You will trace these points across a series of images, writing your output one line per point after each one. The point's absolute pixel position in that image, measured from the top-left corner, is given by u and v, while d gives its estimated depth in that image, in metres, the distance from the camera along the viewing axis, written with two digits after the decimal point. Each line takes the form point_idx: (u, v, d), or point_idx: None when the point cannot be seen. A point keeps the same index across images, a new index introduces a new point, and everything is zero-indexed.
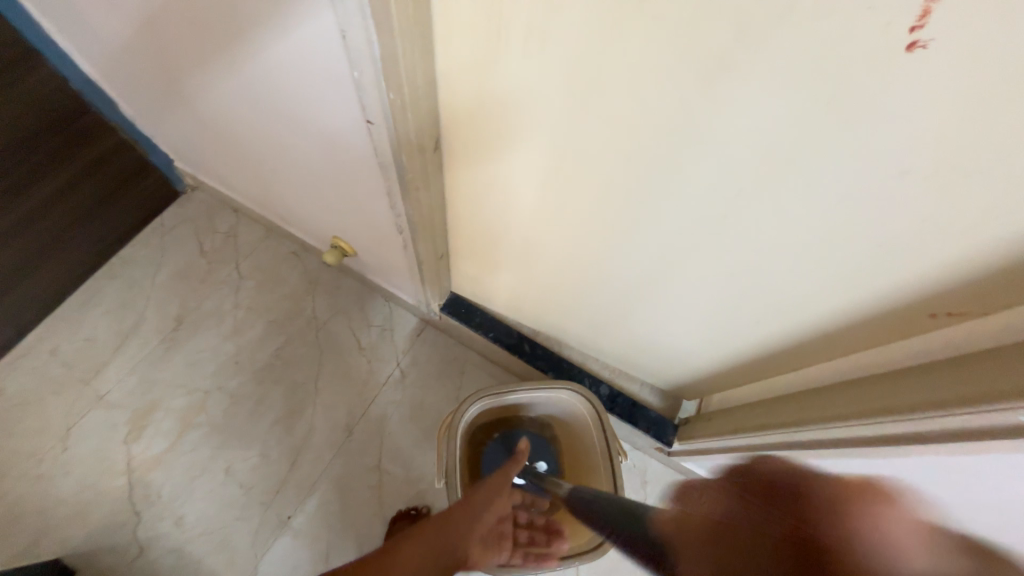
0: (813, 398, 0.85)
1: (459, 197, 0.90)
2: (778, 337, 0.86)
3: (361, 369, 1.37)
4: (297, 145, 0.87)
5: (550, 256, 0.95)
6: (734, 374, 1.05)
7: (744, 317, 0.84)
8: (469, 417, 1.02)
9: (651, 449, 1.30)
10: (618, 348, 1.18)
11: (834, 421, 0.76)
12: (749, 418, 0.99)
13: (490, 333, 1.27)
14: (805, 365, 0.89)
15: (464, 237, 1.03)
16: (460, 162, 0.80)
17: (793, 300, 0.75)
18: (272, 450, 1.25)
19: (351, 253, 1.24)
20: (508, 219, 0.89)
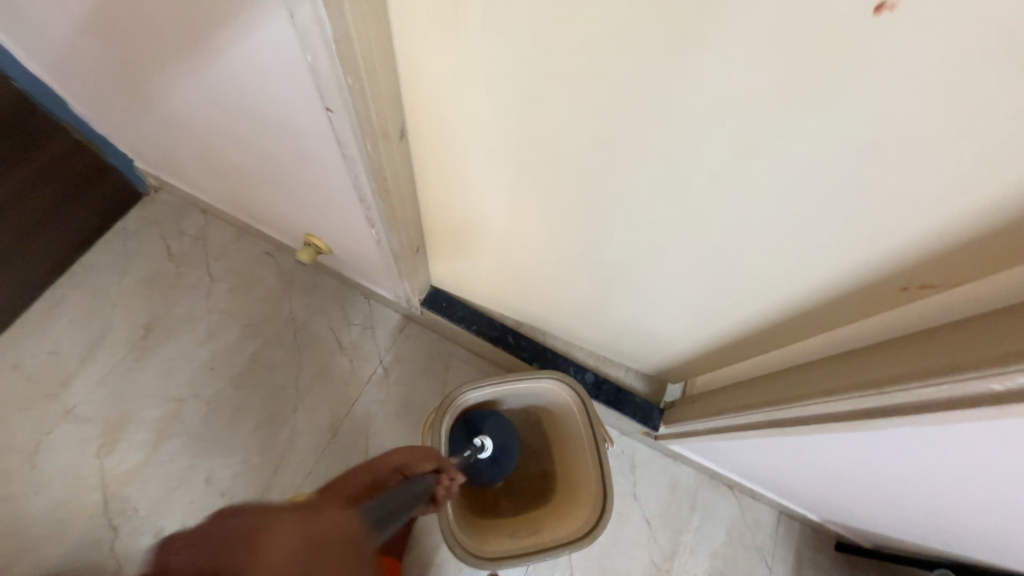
0: (794, 376, 0.85)
1: (432, 188, 0.87)
2: (759, 317, 0.86)
3: (343, 369, 1.34)
4: (258, 140, 0.83)
5: (529, 245, 0.93)
6: (716, 355, 1.06)
7: (723, 298, 0.84)
8: (452, 414, 1.00)
9: (639, 434, 1.31)
10: (602, 335, 1.18)
11: (817, 397, 0.77)
12: (734, 399, 0.99)
13: (473, 326, 1.25)
14: (785, 343, 0.90)
15: (440, 229, 1.00)
16: (432, 152, 0.77)
17: (771, 279, 0.75)
18: (254, 456, 1.22)
19: (326, 250, 1.20)
20: (484, 209, 0.87)
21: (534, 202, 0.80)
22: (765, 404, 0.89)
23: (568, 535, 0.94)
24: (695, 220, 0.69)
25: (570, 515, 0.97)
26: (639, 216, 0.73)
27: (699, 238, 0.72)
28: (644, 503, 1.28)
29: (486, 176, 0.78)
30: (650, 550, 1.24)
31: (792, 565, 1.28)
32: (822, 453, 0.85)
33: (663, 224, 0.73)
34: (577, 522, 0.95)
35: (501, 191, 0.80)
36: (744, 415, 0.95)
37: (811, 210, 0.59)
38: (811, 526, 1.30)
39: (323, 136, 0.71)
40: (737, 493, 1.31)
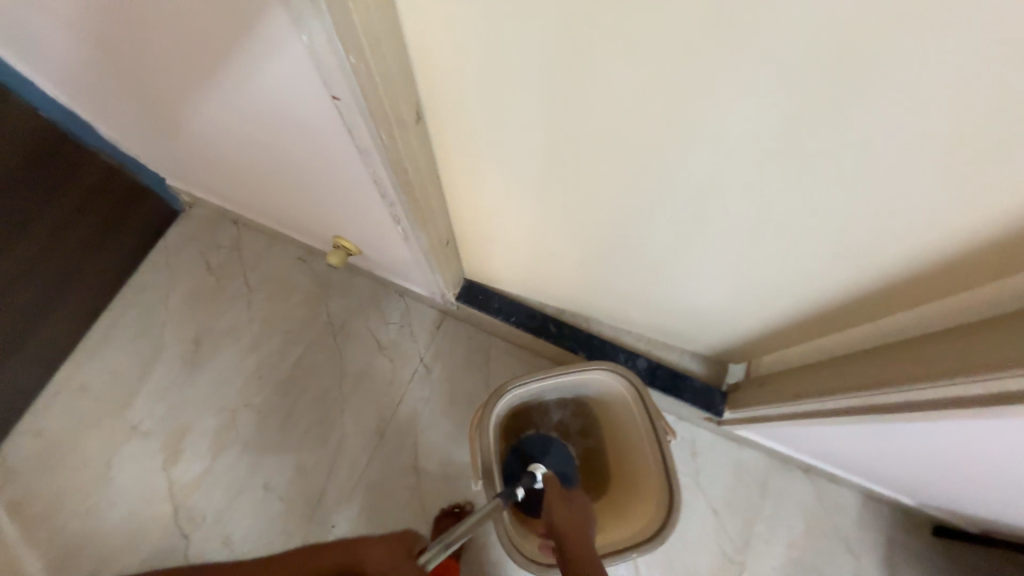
0: (892, 352, 0.73)
1: (458, 174, 0.80)
2: (844, 287, 0.74)
3: (385, 370, 1.32)
4: (272, 144, 0.79)
5: (570, 227, 0.85)
6: (786, 332, 0.94)
7: (797, 268, 0.73)
8: (498, 417, 0.95)
9: (699, 419, 1.21)
10: (654, 318, 1.08)
11: (936, 378, 0.64)
12: (814, 381, 0.88)
13: (511, 317, 1.19)
14: (875, 314, 0.77)
15: (469, 217, 0.94)
16: (454, 133, 0.69)
17: (868, 240, 0.62)
18: (306, 461, 1.23)
19: (355, 251, 1.17)
20: (515, 191, 0.79)
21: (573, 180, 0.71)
22: (864, 387, 0.76)
23: (636, 538, 0.86)
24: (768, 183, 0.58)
25: (636, 516, 0.90)
26: (696, 183, 0.62)
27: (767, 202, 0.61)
28: (710, 491, 1.19)
29: (516, 156, 0.69)
30: (721, 542, 1.15)
31: (884, 554, 1.16)
32: (935, 441, 0.72)
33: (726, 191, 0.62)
34: (644, 523, 0.87)
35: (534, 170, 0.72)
36: (835, 399, 0.82)
37: (931, 155, 0.46)
38: (903, 509, 1.17)
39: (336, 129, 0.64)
40: (814, 477, 1.20)
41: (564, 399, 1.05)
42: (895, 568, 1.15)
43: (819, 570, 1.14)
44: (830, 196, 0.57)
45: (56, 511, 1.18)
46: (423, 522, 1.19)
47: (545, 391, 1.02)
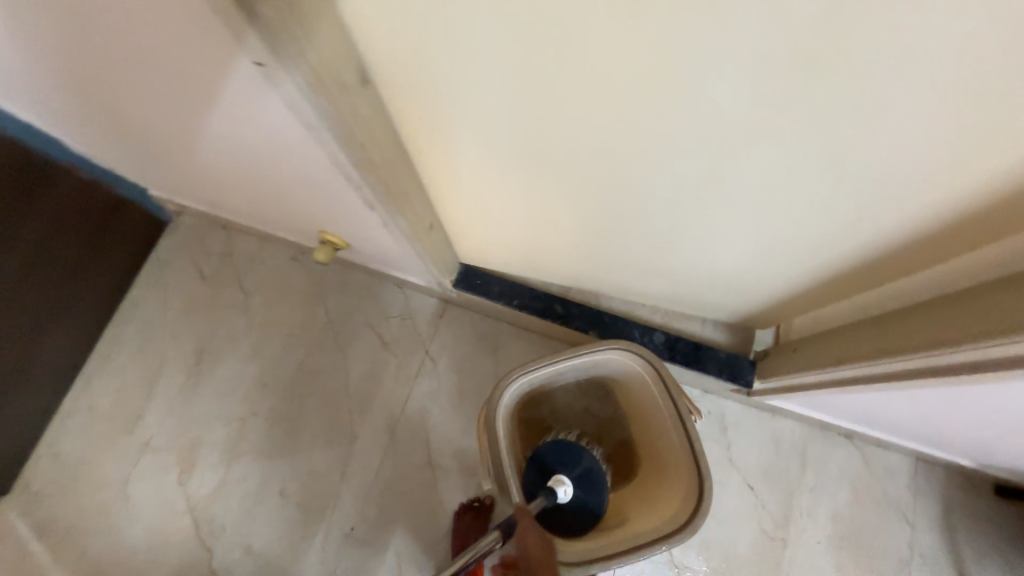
0: (949, 305, 0.63)
1: (431, 149, 0.72)
2: (885, 232, 0.63)
3: (390, 366, 1.27)
4: (223, 139, 0.71)
5: (563, 197, 0.75)
6: (818, 290, 0.84)
7: (830, 216, 0.63)
8: (508, 409, 0.89)
9: (726, 391, 1.13)
10: (668, 287, 0.99)
11: (997, 336, 0.54)
12: (856, 343, 0.78)
13: (514, 300, 1.11)
14: (926, 261, 0.66)
15: (453, 196, 0.85)
16: (415, 101, 0.60)
17: (915, 172, 0.52)
18: (319, 465, 1.20)
19: (343, 244, 1.10)
20: (496, 161, 0.70)
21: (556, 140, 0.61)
22: (914, 348, 0.66)
23: (666, 525, 0.78)
24: (789, 115, 0.48)
25: (667, 503, 0.82)
26: (700, 128, 0.52)
27: (788, 141, 0.51)
28: (744, 466, 1.11)
29: (489, 119, 0.60)
30: (758, 518, 1.08)
31: (941, 519, 1.06)
32: (1004, 402, 0.62)
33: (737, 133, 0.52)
34: (675, 508, 0.80)
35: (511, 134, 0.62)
36: (881, 362, 0.72)
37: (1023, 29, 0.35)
38: (960, 470, 1.07)
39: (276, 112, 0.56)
40: (858, 442, 1.11)
41: (578, 385, 0.98)
42: (956, 534, 1.05)
43: (870, 541, 1.06)
44: (867, 122, 0.47)
45: (81, 531, 1.18)
46: (443, 518, 1.15)
47: (557, 378, 0.95)
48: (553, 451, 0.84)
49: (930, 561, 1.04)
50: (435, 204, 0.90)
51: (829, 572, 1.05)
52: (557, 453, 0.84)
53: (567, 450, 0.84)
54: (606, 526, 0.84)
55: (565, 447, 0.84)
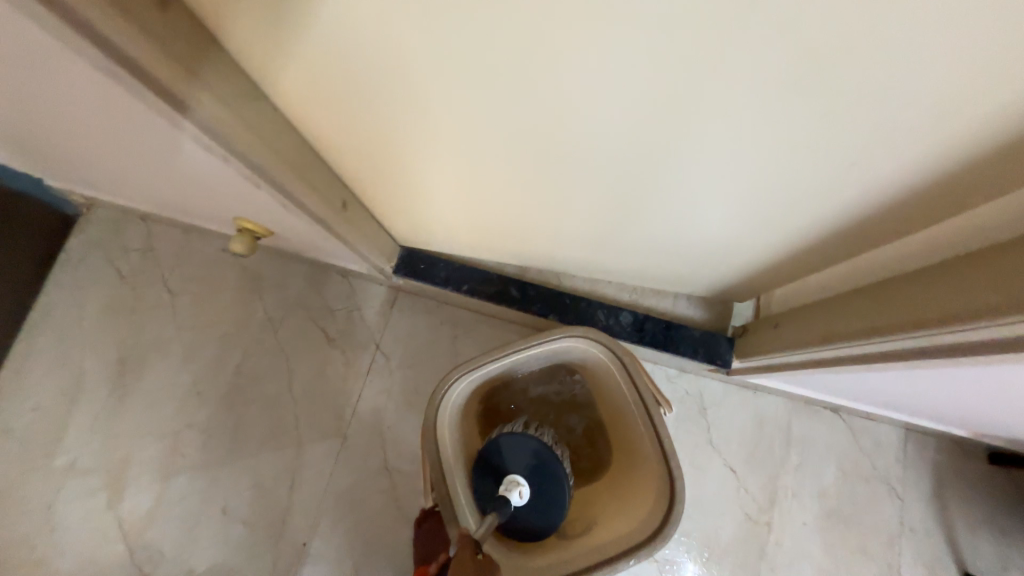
0: (950, 273, 0.53)
1: (321, 110, 0.57)
2: (880, 188, 0.52)
3: (338, 364, 1.15)
4: (51, 111, 0.55)
5: (496, 161, 0.62)
6: (800, 257, 0.73)
7: (812, 173, 0.52)
8: (457, 412, 0.78)
9: (703, 369, 1.04)
10: (634, 261, 0.88)
11: (1005, 313, 0.45)
12: (843, 318, 0.68)
13: (464, 285, 0.99)
14: (924, 220, 0.55)
15: (371, 170, 0.72)
16: (267, 41, 0.45)
17: (924, 107, 0.39)
18: (265, 477, 1.09)
19: (263, 232, 0.96)
20: (400, 121, 0.56)
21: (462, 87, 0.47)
22: (910, 325, 0.56)
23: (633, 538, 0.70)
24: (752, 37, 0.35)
25: (635, 509, 0.73)
26: (638, 62, 0.40)
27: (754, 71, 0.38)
28: (725, 449, 1.03)
29: (369, 62, 0.46)
30: (742, 502, 1.01)
31: (933, 492, 0.99)
32: (1014, 385, 0.52)
33: (688, 65, 0.39)
34: (645, 517, 0.71)
35: (404, 83, 0.48)
36: (872, 342, 0.62)
37: None
38: (950, 439, 1.01)
39: (63, 66, 0.41)
40: (845, 416, 1.03)
41: (540, 379, 0.87)
42: (948, 507, 0.99)
43: (859, 519, 0.99)
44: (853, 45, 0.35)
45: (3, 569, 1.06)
46: (403, 526, 1.05)
47: (514, 372, 0.85)
48: (500, 447, 0.73)
49: (922, 536, 0.97)
50: (353, 179, 0.76)
51: (817, 554, 0.98)
52: (504, 450, 0.73)
53: (515, 445, 0.73)
54: (570, 532, 0.76)
55: (512, 441, 0.73)
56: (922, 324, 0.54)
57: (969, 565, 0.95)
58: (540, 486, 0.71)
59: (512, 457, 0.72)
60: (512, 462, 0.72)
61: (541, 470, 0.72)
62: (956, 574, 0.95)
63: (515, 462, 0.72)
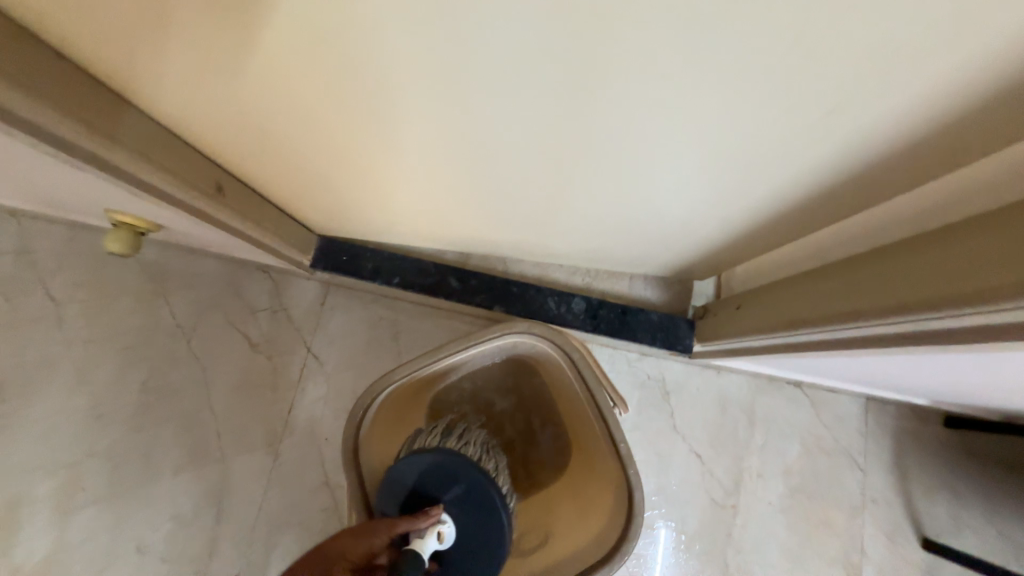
0: (916, 248, 0.47)
1: (149, 79, 0.43)
2: (848, 153, 0.44)
3: (265, 372, 1.03)
4: None
5: (403, 136, 0.51)
6: (763, 229, 0.66)
7: (768, 138, 0.44)
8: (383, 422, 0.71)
9: (663, 352, 0.98)
10: (584, 242, 0.80)
11: (983, 300, 0.38)
12: (810, 300, 0.62)
13: (396, 278, 0.89)
14: (889, 188, 0.49)
15: (253, 151, 0.59)
16: None
17: (929, 35, 0.30)
18: (186, 506, 0.96)
19: (147, 228, 0.80)
20: (260, 79, 0.43)
21: (322, 24, 0.35)
22: (882, 311, 0.49)
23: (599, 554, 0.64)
24: None
25: (595, 518, 0.67)
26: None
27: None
28: (690, 433, 0.98)
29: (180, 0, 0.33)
30: (706, 486, 0.97)
31: (892, 460, 0.98)
32: (992, 366, 0.47)
33: None
34: (607, 523, 0.66)
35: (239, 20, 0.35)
36: (843, 327, 0.55)
37: None
38: (907, 406, 0.99)
39: None
40: (806, 390, 1.00)
41: (479, 382, 0.78)
42: (907, 474, 0.98)
43: (823, 493, 0.97)
44: None
45: None
46: None
47: (443, 380, 0.77)
48: (403, 472, 0.60)
49: (882, 506, 0.97)
50: (236, 161, 0.62)
51: (782, 534, 0.95)
52: (406, 474, 0.60)
53: (417, 466, 0.60)
54: (522, 548, 0.69)
55: (412, 462, 0.60)
56: (890, 308, 0.48)
57: (926, 530, 0.95)
58: (459, 500, 0.59)
59: (418, 480, 0.60)
60: (418, 485, 0.60)
61: (453, 483, 0.60)
62: (914, 540, 0.95)
63: (422, 483, 0.60)
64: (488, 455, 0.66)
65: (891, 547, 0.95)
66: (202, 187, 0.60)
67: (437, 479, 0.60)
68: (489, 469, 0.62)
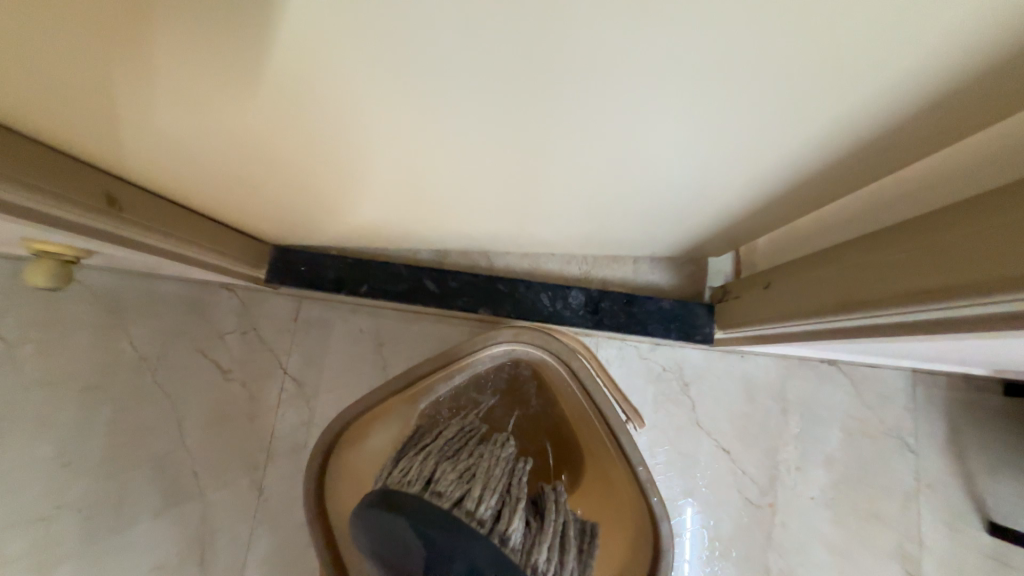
0: (997, 210, 0.36)
1: None
2: (913, 81, 0.33)
3: (240, 401, 0.96)
4: None
5: (322, 118, 0.39)
6: (795, 187, 0.54)
7: (804, 73, 0.33)
8: (348, 449, 0.60)
9: (678, 342, 0.87)
10: (575, 226, 0.69)
11: None
12: (863, 278, 0.50)
13: (367, 288, 0.79)
14: (962, 124, 0.38)
15: (166, 167, 0.49)
16: None
17: None
18: (170, 552, 0.89)
19: (77, 256, 0.70)
20: (131, 71, 0.33)
21: None
22: (962, 293, 0.38)
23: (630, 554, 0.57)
24: None
25: (616, 518, 0.59)
26: None
27: None
28: (716, 428, 0.88)
29: None
30: (739, 485, 0.86)
31: (948, 438, 0.87)
32: None
33: None
34: (628, 520, 0.58)
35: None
36: (907, 313, 0.44)
37: None
38: (962, 376, 0.88)
39: None
40: (845, 368, 0.89)
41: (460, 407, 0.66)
42: (967, 453, 0.87)
43: (873, 481, 0.86)
44: None
45: None
46: None
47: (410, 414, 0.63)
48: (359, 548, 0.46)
49: (940, 490, 0.86)
50: (135, 169, 0.49)
51: (829, 531, 0.85)
52: (363, 552, 0.45)
53: (364, 538, 0.45)
54: None
55: (357, 535, 0.45)
56: (977, 292, 0.36)
57: (992, 514, 0.85)
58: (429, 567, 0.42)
59: (378, 558, 0.44)
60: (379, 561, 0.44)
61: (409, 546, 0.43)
62: (980, 527, 0.84)
63: (382, 560, 0.44)
64: (456, 465, 0.51)
65: (953, 537, 0.84)
66: (83, 201, 0.47)
67: (391, 542, 0.43)
68: (451, 492, 0.48)
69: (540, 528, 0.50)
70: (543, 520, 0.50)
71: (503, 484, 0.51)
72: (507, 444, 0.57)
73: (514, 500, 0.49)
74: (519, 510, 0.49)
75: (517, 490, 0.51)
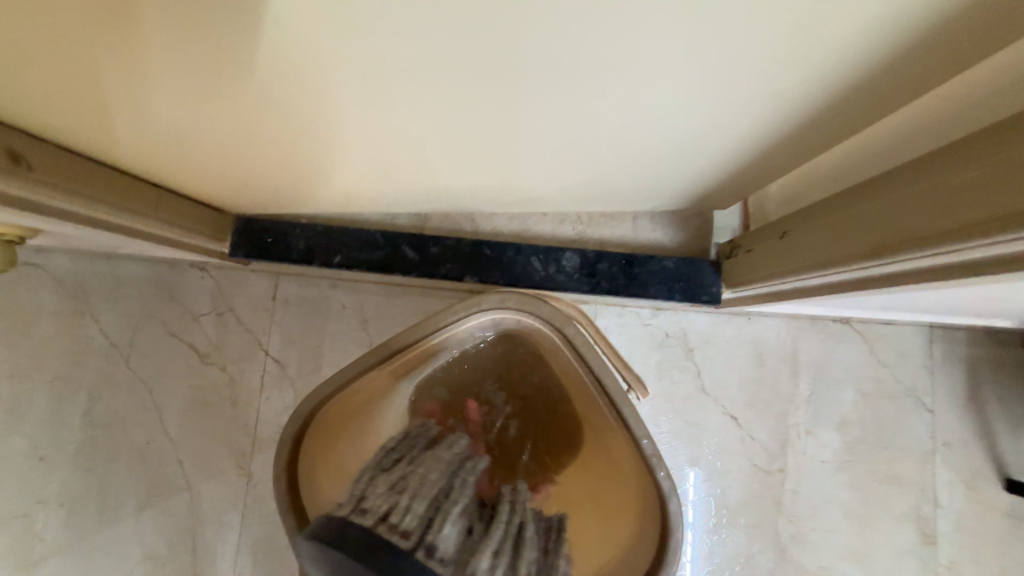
0: None
1: None
2: None
3: (221, 385, 0.89)
4: None
5: (237, 26, 0.31)
6: (818, 117, 0.47)
7: None
8: (323, 417, 0.55)
9: (680, 304, 0.81)
10: (565, 178, 0.62)
11: None
12: (901, 219, 0.44)
13: (342, 258, 0.73)
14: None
15: (85, 120, 0.41)
16: None
17: None
18: (158, 544, 0.85)
19: (21, 234, 0.63)
20: None
21: None
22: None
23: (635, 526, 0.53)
24: None
25: (616, 490, 0.55)
26: None
27: None
28: (723, 394, 0.83)
29: None
30: (747, 452, 0.83)
31: (967, 394, 0.83)
32: None
33: None
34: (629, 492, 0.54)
35: None
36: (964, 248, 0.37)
37: None
38: (982, 329, 0.83)
39: None
40: (857, 326, 0.84)
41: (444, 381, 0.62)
42: (986, 409, 0.83)
43: (888, 441, 0.82)
44: None
45: None
46: None
47: (393, 388, 0.59)
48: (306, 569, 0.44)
49: (957, 448, 0.82)
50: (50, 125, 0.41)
51: (842, 495, 0.82)
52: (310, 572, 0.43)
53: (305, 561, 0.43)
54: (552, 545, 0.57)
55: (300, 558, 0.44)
56: None
57: (1012, 472, 0.81)
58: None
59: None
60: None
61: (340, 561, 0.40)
62: (999, 484, 0.81)
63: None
64: (387, 473, 0.47)
65: (971, 496, 0.81)
66: None
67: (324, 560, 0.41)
68: (375, 507, 0.43)
69: (482, 534, 0.45)
70: (488, 525, 0.46)
71: (438, 490, 0.46)
72: (459, 440, 0.53)
73: (446, 507, 0.44)
74: (451, 518, 0.44)
75: (453, 494, 0.46)
